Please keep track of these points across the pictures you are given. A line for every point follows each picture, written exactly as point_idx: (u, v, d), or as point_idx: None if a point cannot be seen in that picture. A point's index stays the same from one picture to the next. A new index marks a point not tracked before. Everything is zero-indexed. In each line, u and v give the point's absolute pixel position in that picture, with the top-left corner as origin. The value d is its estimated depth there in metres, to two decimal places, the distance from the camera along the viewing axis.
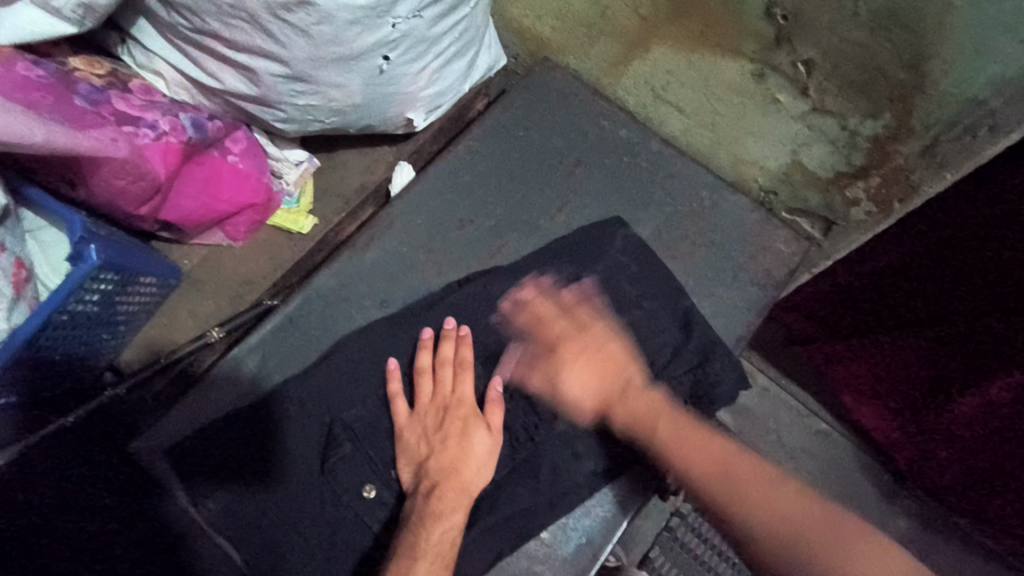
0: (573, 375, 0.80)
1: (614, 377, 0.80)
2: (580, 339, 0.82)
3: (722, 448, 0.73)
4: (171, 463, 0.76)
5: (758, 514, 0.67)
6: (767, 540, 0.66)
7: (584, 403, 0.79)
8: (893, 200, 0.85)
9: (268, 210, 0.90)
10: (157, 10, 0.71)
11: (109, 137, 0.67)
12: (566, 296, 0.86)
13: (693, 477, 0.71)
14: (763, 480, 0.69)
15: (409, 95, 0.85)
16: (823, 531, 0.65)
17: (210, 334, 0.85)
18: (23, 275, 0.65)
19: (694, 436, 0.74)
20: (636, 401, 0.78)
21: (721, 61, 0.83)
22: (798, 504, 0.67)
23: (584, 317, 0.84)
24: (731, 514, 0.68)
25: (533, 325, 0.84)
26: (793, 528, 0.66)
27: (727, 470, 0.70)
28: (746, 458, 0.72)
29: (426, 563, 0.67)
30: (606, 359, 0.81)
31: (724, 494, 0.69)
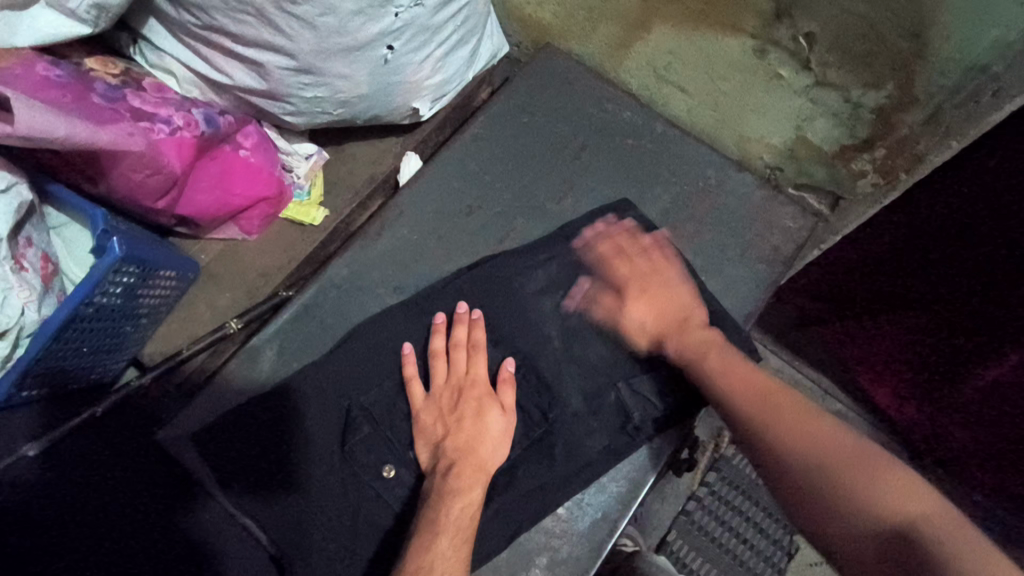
0: (636, 304, 0.84)
1: (671, 316, 0.82)
2: (649, 279, 0.85)
3: (768, 384, 0.73)
4: (196, 448, 0.79)
5: (791, 441, 0.67)
6: (790, 459, 0.66)
7: (644, 331, 0.83)
8: (898, 171, 0.84)
9: (281, 203, 0.92)
10: (167, 9, 0.74)
11: (126, 132, 0.69)
12: (642, 242, 0.89)
13: (733, 403, 0.73)
14: (801, 413, 0.69)
15: (414, 84, 0.87)
16: (845, 459, 0.64)
17: (229, 326, 0.87)
18: (49, 269, 0.68)
19: (741, 371, 0.75)
20: (692, 335, 0.80)
21: (722, 37, 0.84)
22: (833, 441, 0.65)
23: (660, 258, 0.87)
24: (766, 438, 0.68)
25: (613, 263, 0.87)
26: (819, 456, 0.65)
27: (765, 399, 0.71)
28: (783, 390, 0.72)
29: (447, 537, 0.69)
30: (666, 301, 0.83)
31: (760, 415, 0.70)
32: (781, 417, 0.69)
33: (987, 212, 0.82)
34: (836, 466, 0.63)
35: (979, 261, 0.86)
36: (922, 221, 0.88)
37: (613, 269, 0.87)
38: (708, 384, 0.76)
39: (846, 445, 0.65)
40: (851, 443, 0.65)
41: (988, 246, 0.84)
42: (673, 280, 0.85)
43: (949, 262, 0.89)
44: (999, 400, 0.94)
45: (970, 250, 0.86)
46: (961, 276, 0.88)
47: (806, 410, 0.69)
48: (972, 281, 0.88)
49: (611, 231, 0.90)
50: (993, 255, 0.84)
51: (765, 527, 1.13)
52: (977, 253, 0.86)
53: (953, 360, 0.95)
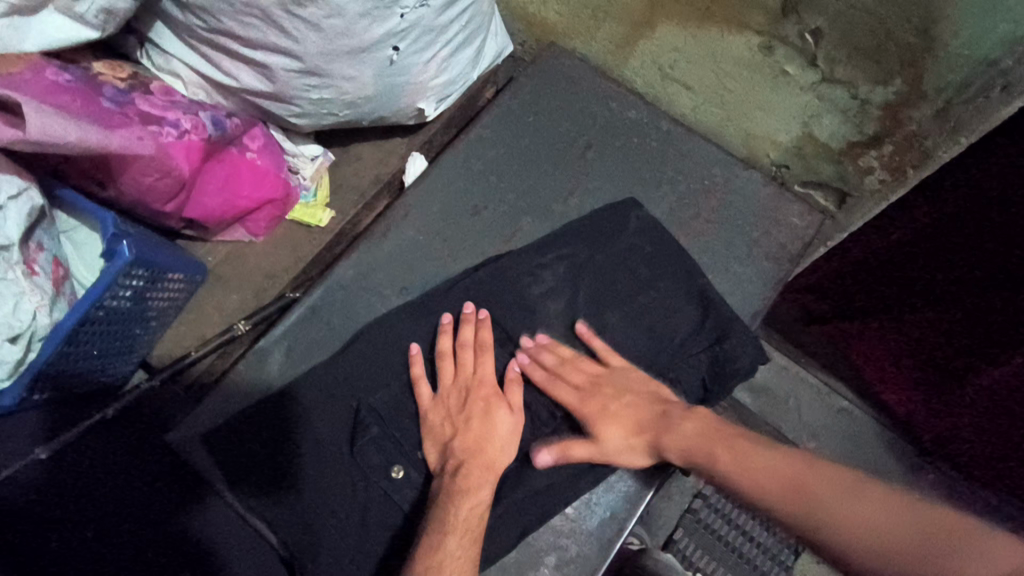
0: (609, 424, 0.78)
1: (648, 414, 0.78)
2: (604, 388, 0.80)
3: (794, 466, 0.65)
4: (208, 450, 0.79)
5: (876, 545, 0.54)
6: (863, 564, 0.54)
7: (632, 448, 0.77)
8: (906, 166, 0.84)
9: (287, 205, 0.92)
10: (174, 12, 0.74)
11: (136, 135, 0.69)
12: (567, 349, 0.84)
13: (761, 499, 0.65)
14: (844, 487, 0.60)
15: (420, 84, 0.87)
16: (941, 549, 0.52)
17: (236, 328, 0.87)
18: (61, 273, 0.68)
19: (750, 455, 0.69)
20: (675, 433, 0.75)
21: (727, 35, 0.84)
22: (896, 518, 0.55)
23: (603, 359, 0.83)
24: (820, 526, 0.58)
25: (564, 371, 0.82)
26: (887, 541, 0.54)
27: (802, 479, 0.63)
28: (791, 461, 0.65)
29: (456, 537, 0.69)
30: (638, 411, 0.78)
31: (802, 508, 0.61)
32: (825, 502, 0.60)
33: (967, 238, 0.82)
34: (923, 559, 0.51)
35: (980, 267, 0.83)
36: (914, 237, 0.90)
37: (569, 376, 0.82)
38: (722, 481, 0.69)
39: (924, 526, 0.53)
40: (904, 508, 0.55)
41: (1003, 259, 0.80)
42: (637, 380, 0.81)
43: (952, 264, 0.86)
44: (994, 403, 0.93)
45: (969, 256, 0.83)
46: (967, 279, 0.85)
47: (841, 479, 0.61)
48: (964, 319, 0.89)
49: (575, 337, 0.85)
50: (973, 290, 0.86)
51: (769, 524, 1.13)
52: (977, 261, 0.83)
53: (954, 361, 0.94)
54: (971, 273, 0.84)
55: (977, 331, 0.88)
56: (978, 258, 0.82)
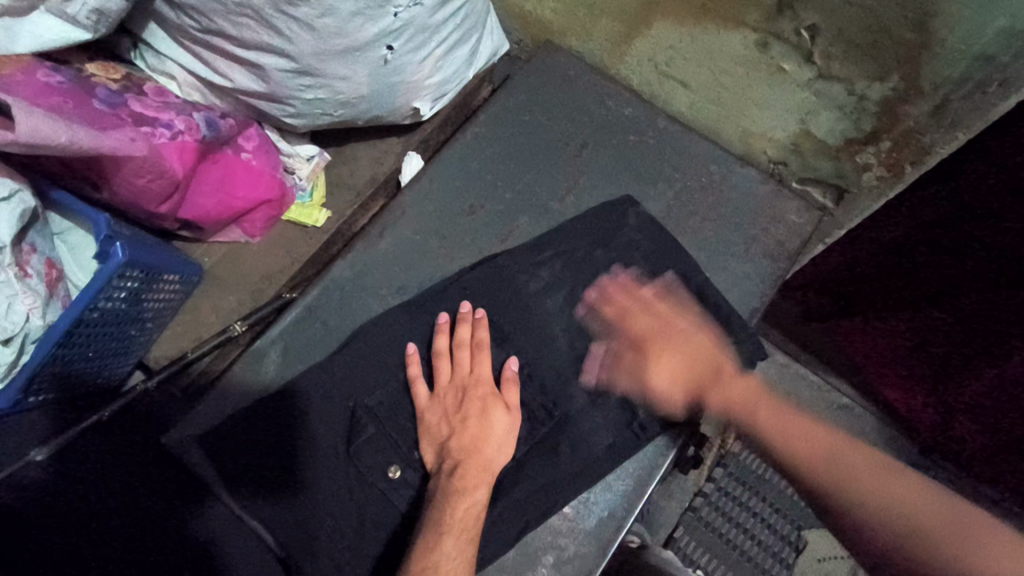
0: (664, 365, 0.82)
1: (704, 367, 0.82)
2: (659, 342, 0.83)
3: (815, 431, 0.77)
4: (205, 449, 0.79)
5: (873, 502, 0.71)
6: (866, 517, 0.71)
7: (677, 396, 0.80)
8: (904, 164, 0.84)
9: (283, 205, 0.92)
10: (166, 13, 0.74)
11: (128, 136, 0.69)
12: (645, 291, 0.87)
13: (800, 471, 0.75)
14: (835, 453, 0.75)
15: (415, 83, 0.86)
16: (926, 510, 0.69)
17: (233, 329, 0.87)
18: (54, 274, 0.68)
19: (799, 423, 0.78)
20: (728, 386, 0.81)
21: (723, 32, 0.83)
22: (912, 493, 0.71)
23: (667, 309, 0.86)
24: (830, 488, 0.73)
25: (625, 320, 0.86)
26: (884, 500, 0.71)
27: (837, 456, 0.74)
28: (837, 439, 0.76)
29: (452, 537, 0.69)
30: (693, 353, 0.82)
31: (823, 480, 0.73)
32: (851, 469, 0.73)
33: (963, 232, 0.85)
34: (927, 521, 0.68)
35: (965, 282, 0.88)
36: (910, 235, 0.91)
37: (632, 321, 0.85)
38: (758, 437, 0.78)
39: (942, 510, 0.68)
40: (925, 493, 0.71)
41: (968, 283, 0.88)
42: (691, 325, 0.84)
43: (938, 279, 0.91)
44: (986, 402, 0.95)
45: (957, 273, 0.88)
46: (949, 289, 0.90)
47: (874, 464, 0.74)
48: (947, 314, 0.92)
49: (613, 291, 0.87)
50: (964, 285, 0.88)
51: (773, 523, 1.14)
52: (967, 275, 0.87)
53: (950, 358, 0.96)
54: (956, 284, 0.89)
55: (965, 336, 0.92)
56: (954, 275, 0.88)
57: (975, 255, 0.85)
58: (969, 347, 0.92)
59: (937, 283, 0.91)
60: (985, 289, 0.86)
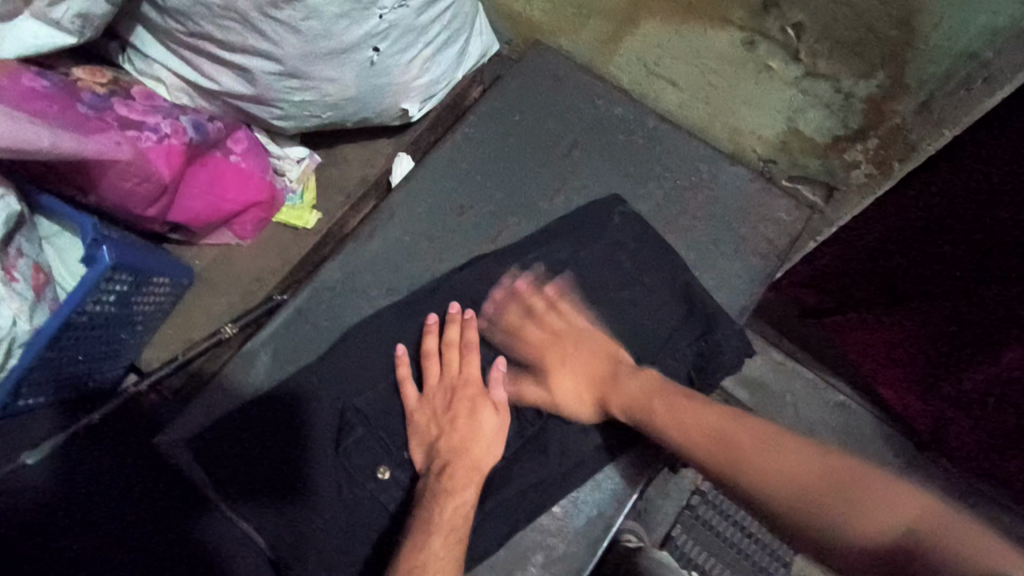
0: (567, 377, 0.81)
1: (601, 371, 0.80)
2: (563, 347, 0.83)
3: (717, 419, 0.71)
4: (193, 454, 0.78)
5: (770, 483, 0.64)
6: (786, 514, 0.62)
7: (580, 401, 0.80)
8: (892, 160, 0.84)
9: (273, 207, 0.92)
10: (153, 16, 0.74)
11: (113, 140, 0.69)
12: (544, 294, 0.86)
13: (693, 456, 0.70)
14: (750, 438, 0.68)
15: (402, 84, 0.87)
16: (822, 482, 0.62)
17: (223, 330, 0.87)
18: (42, 278, 0.69)
19: (692, 411, 0.73)
20: (624, 386, 0.78)
21: (710, 31, 0.83)
22: (799, 461, 0.64)
23: (558, 317, 0.85)
24: (738, 479, 0.66)
25: (524, 330, 0.84)
26: (787, 478, 0.63)
27: (731, 436, 0.69)
28: (735, 422, 0.70)
29: (440, 537, 0.69)
30: (589, 360, 0.81)
31: (726, 463, 0.67)
32: (758, 459, 0.66)
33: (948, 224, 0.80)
34: (810, 483, 0.62)
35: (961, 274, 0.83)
36: (910, 221, 0.87)
37: (524, 335, 0.84)
38: (659, 436, 0.73)
39: (813, 464, 0.64)
40: (818, 462, 0.64)
41: (962, 274, 0.83)
42: (585, 326, 0.84)
43: (935, 268, 0.85)
44: (985, 394, 0.94)
45: (937, 270, 0.85)
46: (948, 280, 0.85)
47: (766, 438, 0.67)
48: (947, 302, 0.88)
49: (532, 295, 0.86)
50: (948, 275, 0.85)
51: None
52: (951, 271, 0.84)
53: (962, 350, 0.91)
54: (953, 276, 0.84)
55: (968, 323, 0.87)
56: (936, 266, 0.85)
57: (957, 239, 0.80)
58: (975, 339, 0.88)
59: (936, 278, 0.86)
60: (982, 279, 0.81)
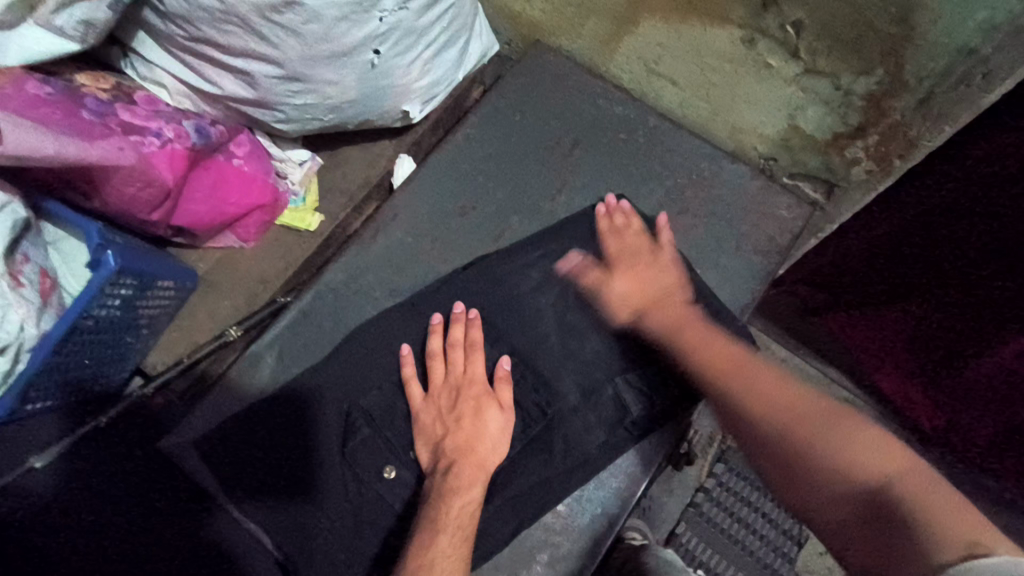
0: (620, 279, 0.85)
1: (659, 288, 0.84)
2: (638, 258, 0.86)
3: (738, 351, 0.73)
4: (200, 456, 0.79)
5: (769, 413, 0.65)
6: (775, 440, 0.63)
7: (627, 306, 0.84)
8: (892, 157, 0.84)
9: (276, 210, 0.93)
10: (155, 22, 0.74)
11: (116, 146, 0.70)
12: (639, 220, 0.90)
13: (703, 372, 0.73)
14: (768, 373, 0.68)
15: (403, 87, 0.87)
16: (817, 423, 0.62)
17: (228, 334, 0.87)
18: (48, 283, 0.69)
19: (717, 343, 0.75)
20: (671, 307, 0.81)
21: (710, 30, 0.83)
22: (809, 406, 0.63)
23: (652, 240, 0.88)
24: (739, 403, 0.67)
25: (607, 238, 0.89)
26: (782, 412, 0.64)
27: (742, 369, 0.70)
28: (757, 360, 0.71)
29: (447, 536, 0.70)
30: (653, 278, 0.84)
31: (731, 380, 0.69)
32: (760, 392, 0.67)
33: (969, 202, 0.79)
34: (800, 421, 0.62)
35: (963, 261, 0.84)
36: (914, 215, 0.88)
37: (613, 244, 0.88)
38: (680, 354, 0.76)
39: (825, 411, 0.62)
40: (820, 405, 0.63)
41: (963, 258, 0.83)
42: (668, 262, 0.86)
43: (949, 246, 0.84)
44: (986, 390, 0.91)
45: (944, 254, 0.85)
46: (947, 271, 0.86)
47: (784, 381, 0.67)
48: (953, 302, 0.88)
49: (613, 211, 0.90)
50: (950, 263, 0.85)
51: (775, 518, 1.13)
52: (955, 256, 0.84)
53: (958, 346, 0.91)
54: (952, 265, 0.85)
55: (975, 314, 0.86)
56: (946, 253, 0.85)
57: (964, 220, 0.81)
58: (973, 342, 0.88)
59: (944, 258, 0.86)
60: (992, 267, 0.81)
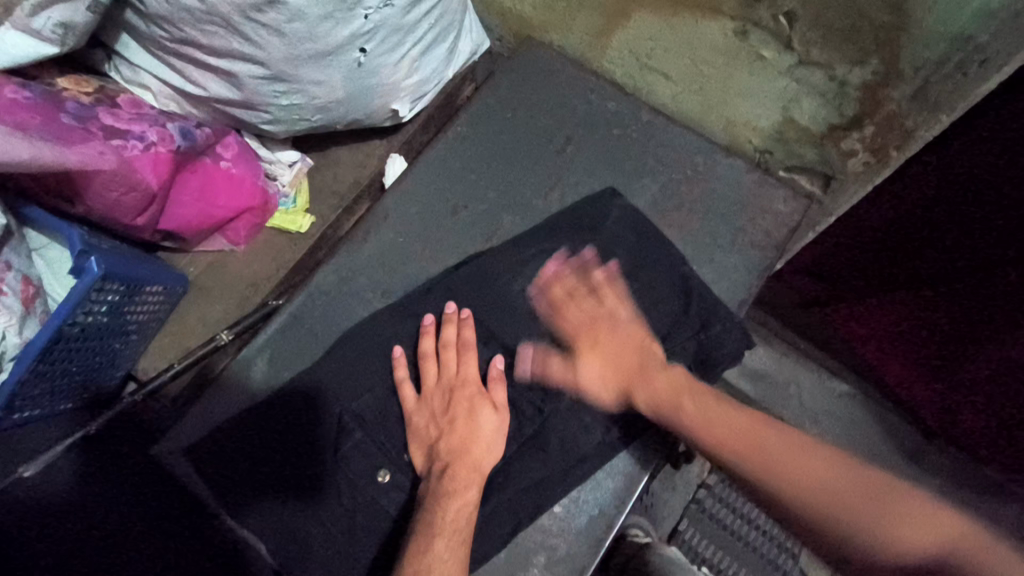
0: (593, 359, 0.80)
1: (631, 359, 0.78)
2: (596, 328, 0.81)
3: (751, 422, 0.69)
4: (192, 463, 0.78)
5: (812, 496, 0.61)
6: (826, 520, 0.60)
7: (607, 386, 0.79)
8: (889, 148, 0.82)
9: (266, 212, 0.92)
10: (137, 22, 0.73)
11: (97, 150, 0.69)
12: (570, 275, 0.86)
13: (719, 448, 0.69)
14: (788, 447, 0.65)
15: (391, 85, 0.86)
16: (861, 496, 0.60)
17: (219, 338, 0.88)
18: (31, 291, 0.68)
19: (719, 412, 0.71)
20: (656, 381, 0.76)
21: (701, 22, 0.82)
22: (840, 475, 0.62)
23: (603, 297, 0.84)
24: (773, 486, 0.64)
25: (564, 308, 0.84)
26: (830, 495, 0.61)
27: (756, 445, 0.67)
28: (770, 428, 0.68)
29: (444, 540, 0.69)
30: (619, 349, 0.79)
31: (747, 462, 0.66)
32: (790, 470, 0.63)
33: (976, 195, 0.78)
34: (843, 499, 0.60)
35: (964, 273, 0.85)
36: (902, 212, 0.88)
37: (564, 314, 0.84)
38: (686, 436, 0.72)
39: (859, 480, 0.61)
40: (854, 473, 0.62)
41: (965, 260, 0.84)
42: (625, 317, 0.82)
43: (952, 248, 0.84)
44: (987, 377, 0.93)
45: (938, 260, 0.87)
46: (944, 274, 0.88)
47: (798, 444, 0.65)
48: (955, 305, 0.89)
49: (562, 274, 0.86)
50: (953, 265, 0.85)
51: None
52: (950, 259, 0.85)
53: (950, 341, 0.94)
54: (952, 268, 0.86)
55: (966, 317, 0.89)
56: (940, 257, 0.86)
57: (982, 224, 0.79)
58: (960, 338, 0.91)
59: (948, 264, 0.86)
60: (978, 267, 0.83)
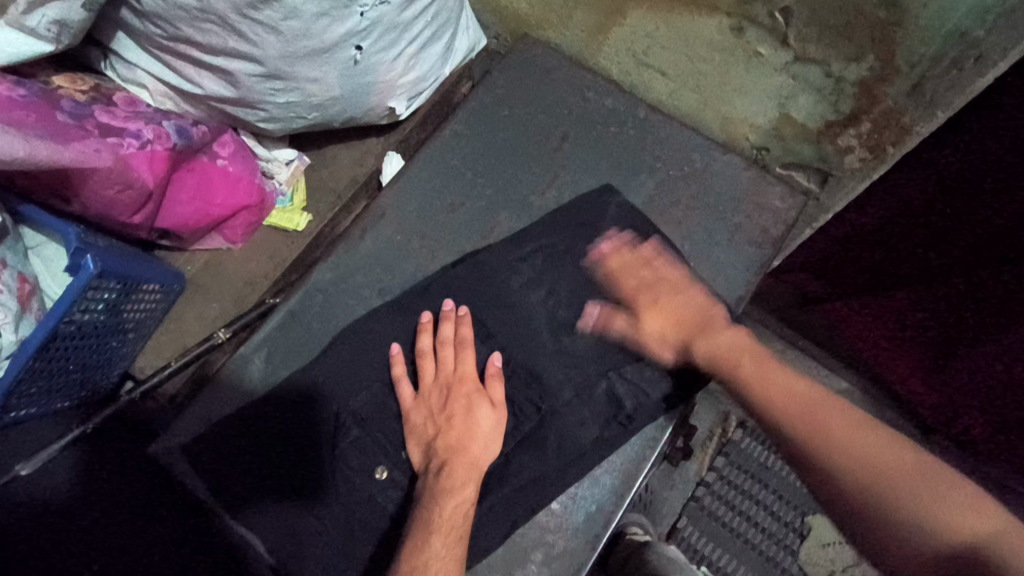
0: (653, 318, 0.83)
1: (692, 317, 0.81)
2: (650, 295, 0.84)
3: (806, 391, 0.70)
4: (190, 462, 0.78)
5: (851, 465, 0.63)
6: (848, 485, 0.63)
7: (664, 341, 0.82)
8: (885, 144, 0.82)
9: (263, 210, 0.93)
10: (132, 21, 0.73)
11: (92, 148, 0.69)
12: (633, 252, 0.87)
13: (771, 413, 0.70)
14: (844, 420, 0.66)
15: (387, 83, 0.86)
16: (925, 478, 0.61)
17: (217, 335, 0.87)
18: (27, 289, 0.68)
19: (778, 374, 0.73)
20: (717, 337, 0.79)
21: (698, 18, 0.82)
22: (886, 450, 0.63)
23: (662, 264, 0.86)
24: (812, 453, 0.65)
25: (620, 276, 0.87)
26: (886, 470, 0.62)
27: (809, 407, 0.68)
28: (830, 400, 0.68)
29: (440, 536, 0.69)
30: (680, 306, 0.82)
31: (800, 424, 0.67)
32: (830, 437, 0.65)
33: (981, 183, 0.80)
34: (889, 472, 0.62)
35: (982, 258, 0.85)
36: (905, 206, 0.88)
37: (623, 280, 0.86)
38: (738, 392, 0.74)
39: (917, 467, 0.62)
40: (903, 452, 0.63)
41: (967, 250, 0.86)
42: (687, 284, 0.84)
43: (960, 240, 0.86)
44: (990, 362, 0.94)
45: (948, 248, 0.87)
46: (944, 263, 0.89)
47: (852, 419, 0.66)
48: (961, 289, 0.90)
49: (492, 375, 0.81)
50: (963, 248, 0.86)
51: (776, 510, 1.12)
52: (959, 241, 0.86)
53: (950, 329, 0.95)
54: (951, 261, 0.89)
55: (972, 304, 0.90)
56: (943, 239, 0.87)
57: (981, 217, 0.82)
58: (962, 327, 0.93)
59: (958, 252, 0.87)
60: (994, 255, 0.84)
